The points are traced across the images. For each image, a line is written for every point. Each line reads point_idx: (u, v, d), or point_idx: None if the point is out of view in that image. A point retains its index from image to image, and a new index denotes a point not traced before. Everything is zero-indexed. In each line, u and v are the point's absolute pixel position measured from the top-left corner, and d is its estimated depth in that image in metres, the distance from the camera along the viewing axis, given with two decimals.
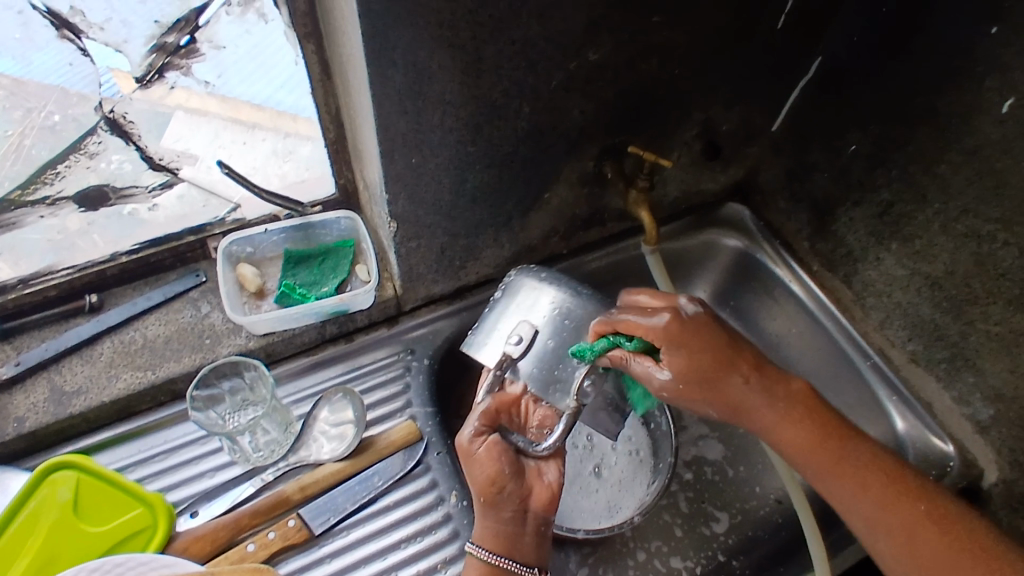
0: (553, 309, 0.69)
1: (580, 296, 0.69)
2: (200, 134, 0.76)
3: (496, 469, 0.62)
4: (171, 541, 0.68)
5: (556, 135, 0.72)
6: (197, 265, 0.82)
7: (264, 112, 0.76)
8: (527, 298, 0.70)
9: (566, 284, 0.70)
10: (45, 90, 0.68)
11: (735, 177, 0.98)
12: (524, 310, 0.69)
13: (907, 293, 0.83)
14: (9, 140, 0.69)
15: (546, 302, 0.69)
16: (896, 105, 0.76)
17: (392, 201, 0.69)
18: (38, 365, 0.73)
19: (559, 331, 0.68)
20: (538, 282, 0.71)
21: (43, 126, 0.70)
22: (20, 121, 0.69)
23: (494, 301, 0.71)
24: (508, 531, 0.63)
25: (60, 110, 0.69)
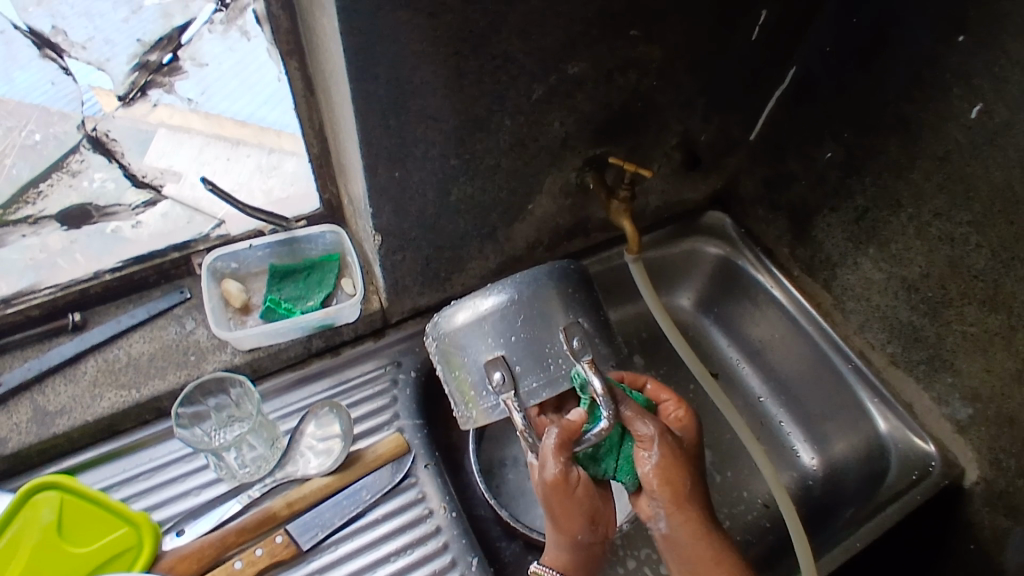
0: (489, 328, 0.62)
1: (496, 291, 0.63)
2: (183, 153, 0.76)
3: (589, 506, 0.62)
4: (158, 560, 0.68)
5: (538, 147, 0.73)
6: (182, 282, 0.82)
7: (247, 128, 0.77)
8: (463, 338, 0.63)
9: (471, 299, 0.64)
10: (22, 111, 0.68)
11: (715, 186, 0.99)
12: (474, 352, 0.63)
13: (885, 296, 0.85)
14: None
15: (477, 323, 0.63)
16: (869, 113, 0.78)
17: (376, 214, 0.69)
18: (21, 386, 0.73)
19: (516, 337, 0.62)
20: (451, 322, 0.64)
21: (23, 146, 0.69)
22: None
23: (444, 370, 0.65)
24: (585, 560, 0.66)
25: (41, 129, 0.69)
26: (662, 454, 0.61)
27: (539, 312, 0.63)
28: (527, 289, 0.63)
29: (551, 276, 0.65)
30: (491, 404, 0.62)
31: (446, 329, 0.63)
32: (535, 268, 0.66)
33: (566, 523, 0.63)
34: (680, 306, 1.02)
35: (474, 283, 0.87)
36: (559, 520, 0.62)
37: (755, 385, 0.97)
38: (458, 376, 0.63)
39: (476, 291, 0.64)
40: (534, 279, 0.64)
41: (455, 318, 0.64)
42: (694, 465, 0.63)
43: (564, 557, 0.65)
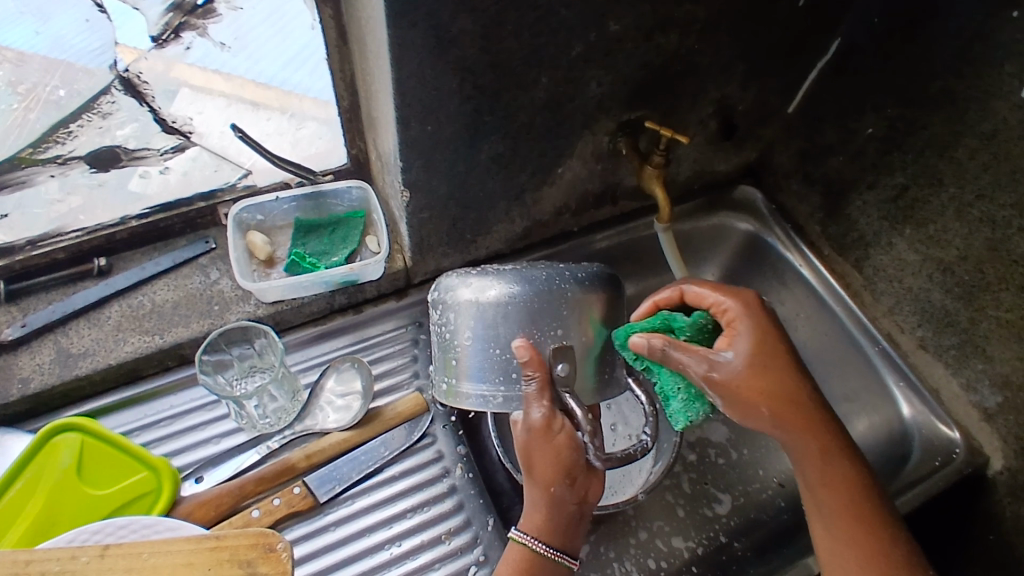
0: (519, 314, 0.60)
1: (528, 282, 0.61)
2: (210, 105, 0.78)
3: (570, 458, 0.60)
4: (176, 505, 0.68)
5: (573, 108, 0.71)
6: (207, 231, 0.81)
7: (270, 91, 0.79)
8: (485, 318, 0.61)
9: (506, 278, 0.61)
10: (48, 65, 0.72)
11: (748, 159, 0.97)
12: (486, 335, 0.61)
13: (918, 278, 0.83)
14: (14, 114, 0.72)
15: (500, 309, 0.60)
16: (915, 88, 0.75)
17: (406, 169, 0.68)
18: (45, 327, 0.73)
19: (539, 332, 0.61)
20: (476, 294, 0.61)
21: (47, 101, 0.72)
22: (23, 97, 0.72)
23: (448, 339, 0.63)
24: (562, 522, 0.63)
25: (65, 84, 0.72)
26: (728, 398, 0.62)
27: (581, 316, 0.62)
28: (565, 290, 0.61)
29: (592, 281, 0.63)
30: (496, 391, 0.61)
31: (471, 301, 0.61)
32: (574, 266, 0.64)
33: (543, 473, 0.60)
34: None
35: (498, 246, 0.86)
36: (535, 472, 0.60)
37: None
38: (470, 355, 0.62)
39: (505, 272, 0.62)
40: (573, 280, 0.62)
41: (480, 294, 0.61)
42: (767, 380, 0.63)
43: (540, 516, 0.63)
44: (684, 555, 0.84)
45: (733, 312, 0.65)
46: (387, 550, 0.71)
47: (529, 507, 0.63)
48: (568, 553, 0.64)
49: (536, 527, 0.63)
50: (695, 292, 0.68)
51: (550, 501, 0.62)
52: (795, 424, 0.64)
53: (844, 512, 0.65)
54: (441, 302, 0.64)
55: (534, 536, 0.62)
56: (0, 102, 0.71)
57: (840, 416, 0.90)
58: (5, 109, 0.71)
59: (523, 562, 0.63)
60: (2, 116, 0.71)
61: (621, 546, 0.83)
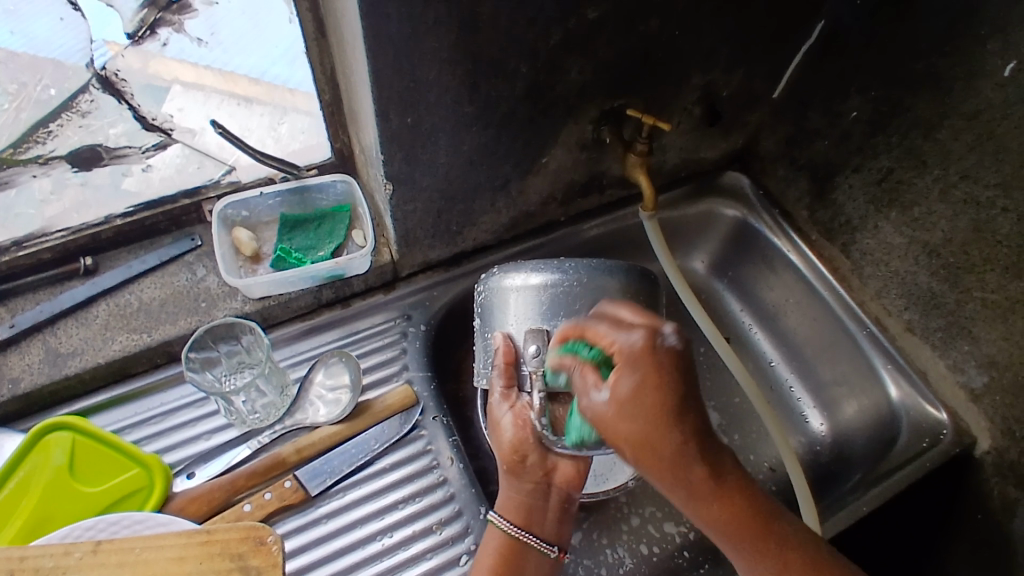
0: (552, 300, 0.63)
1: (564, 272, 0.63)
2: (198, 102, 0.78)
3: (518, 443, 0.64)
4: (168, 501, 0.69)
5: (553, 97, 0.71)
6: (193, 229, 0.81)
7: (258, 86, 0.79)
8: (522, 301, 0.63)
9: (546, 266, 0.64)
10: (39, 65, 0.72)
11: (735, 144, 0.97)
12: (521, 318, 0.63)
13: (905, 261, 0.83)
14: (5, 116, 0.72)
15: (534, 291, 0.63)
16: (897, 70, 0.75)
17: (387, 162, 0.68)
18: (33, 327, 0.73)
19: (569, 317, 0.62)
20: (515, 280, 0.64)
21: (38, 100, 0.73)
22: (14, 97, 0.72)
23: (484, 322, 0.66)
24: (530, 509, 0.66)
25: (56, 83, 0.73)
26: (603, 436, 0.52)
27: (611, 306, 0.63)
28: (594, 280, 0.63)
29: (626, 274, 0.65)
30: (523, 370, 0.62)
31: (502, 287, 0.64)
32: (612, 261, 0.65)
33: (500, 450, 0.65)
34: (695, 269, 1.01)
35: (485, 238, 0.86)
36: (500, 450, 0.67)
37: (766, 350, 0.96)
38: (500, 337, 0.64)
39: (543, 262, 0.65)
40: (607, 270, 0.64)
41: (520, 278, 0.64)
42: (655, 423, 0.49)
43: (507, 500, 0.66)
44: (676, 540, 0.84)
45: (621, 355, 0.51)
46: (379, 541, 0.71)
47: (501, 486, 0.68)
48: (546, 540, 0.66)
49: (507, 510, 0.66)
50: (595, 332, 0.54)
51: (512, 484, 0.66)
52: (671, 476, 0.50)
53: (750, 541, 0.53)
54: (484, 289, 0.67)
55: (501, 516, 0.66)
56: None
57: (828, 400, 0.91)
58: None
59: (501, 550, 0.65)
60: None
61: (613, 533, 0.84)
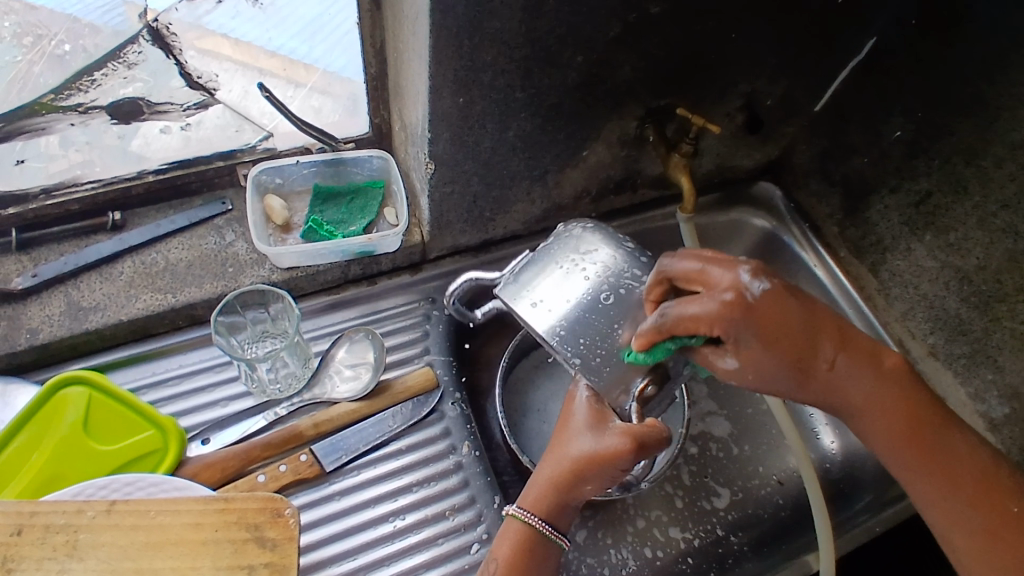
0: (605, 284, 0.58)
1: (634, 264, 0.59)
2: (220, 62, 0.79)
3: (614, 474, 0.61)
4: (182, 465, 0.68)
5: (604, 90, 0.70)
6: (223, 192, 0.80)
7: (274, 59, 0.80)
8: (576, 267, 0.59)
9: (623, 253, 0.60)
10: (56, 20, 0.74)
11: (770, 155, 0.96)
12: (566, 276, 0.59)
13: (934, 285, 0.83)
14: (18, 67, 0.73)
15: (588, 264, 0.59)
16: (947, 94, 0.75)
17: (433, 141, 0.67)
18: (56, 279, 0.72)
19: (608, 309, 0.57)
20: (585, 244, 0.61)
21: (51, 55, 0.74)
22: (28, 50, 0.73)
23: (533, 257, 0.62)
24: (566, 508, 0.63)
25: (71, 40, 0.74)
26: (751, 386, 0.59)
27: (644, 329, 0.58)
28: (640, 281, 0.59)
29: None
30: (540, 315, 0.58)
31: (568, 244, 0.61)
32: None
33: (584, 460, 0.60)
34: None
35: (515, 227, 0.85)
36: (579, 469, 0.60)
37: None
38: (538, 278, 0.60)
39: (620, 248, 0.61)
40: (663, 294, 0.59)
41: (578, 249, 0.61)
42: (789, 354, 0.57)
43: (536, 498, 0.62)
44: (680, 546, 0.84)
45: (722, 325, 0.54)
46: (390, 523, 0.71)
47: (539, 484, 0.62)
48: (558, 530, 0.62)
49: (534, 505, 0.62)
50: (683, 318, 0.54)
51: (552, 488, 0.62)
52: (869, 366, 0.60)
53: (914, 462, 0.60)
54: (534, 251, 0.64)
55: (537, 517, 0.62)
56: (5, 55, 0.72)
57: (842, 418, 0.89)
58: (10, 61, 0.72)
59: (522, 540, 0.62)
60: (5, 69, 0.72)
61: (618, 533, 0.84)
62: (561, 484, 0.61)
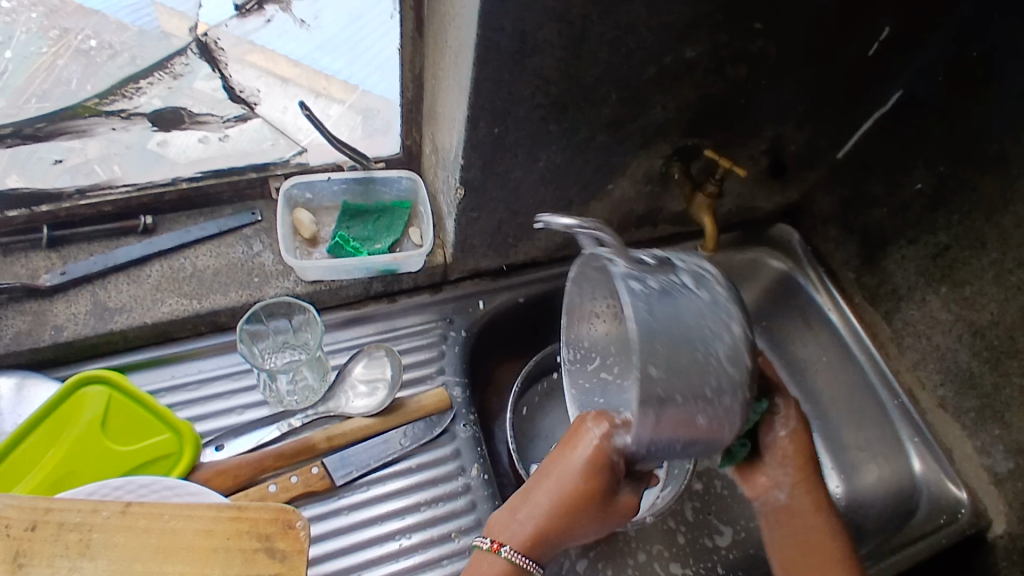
0: (720, 343, 0.50)
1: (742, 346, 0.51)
2: (267, 74, 0.77)
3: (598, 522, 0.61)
4: (195, 471, 0.68)
5: (635, 128, 0.72)
6: (254, 204, 0.81)
7: (302, 68, 0.77)
8: (696, 305, 0.51)
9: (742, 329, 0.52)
10: (84, 13, 0.70)
11: (790, 198, 0.98)
12: (674, 305, 0.50)
13: (947, 337, 0.84)
14: (42, 59, 0.70)
15: (706, 310, 0.51)
16: (968, 151, 0.77)
17: (465, 167, 0.68)
18: (84, 278, 0.73)
19: (699, 363, 0.49)
20: (709, 292, 0.53)
21: (77, 49, 0.70)
22: (54, 42, 0.70)
23: (648, 264, 0.53)
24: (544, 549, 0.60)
25: (98, 35, 0.71)
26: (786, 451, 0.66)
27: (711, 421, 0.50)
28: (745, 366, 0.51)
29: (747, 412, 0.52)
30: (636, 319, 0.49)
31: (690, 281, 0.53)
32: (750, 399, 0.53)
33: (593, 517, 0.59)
34: None
35: (536, 254, 0.86)
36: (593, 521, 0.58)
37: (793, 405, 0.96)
38: (649, 286, 0.51)
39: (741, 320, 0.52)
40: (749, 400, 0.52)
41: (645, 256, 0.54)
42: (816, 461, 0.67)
43: (535, 543, 0.58)
44: None
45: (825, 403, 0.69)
46: (396, 541, 0.71)
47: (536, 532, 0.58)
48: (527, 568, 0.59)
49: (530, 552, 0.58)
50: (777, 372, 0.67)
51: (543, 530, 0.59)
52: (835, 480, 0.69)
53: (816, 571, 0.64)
54: (654, 261, 0.54)
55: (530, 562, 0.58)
56: (30, 45, 0.69)
57: (848, 464, 0.90)
58: (34, 53, 0.69)
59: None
60: (29, 60, 0.69)
61: (619, 564, 0.84)
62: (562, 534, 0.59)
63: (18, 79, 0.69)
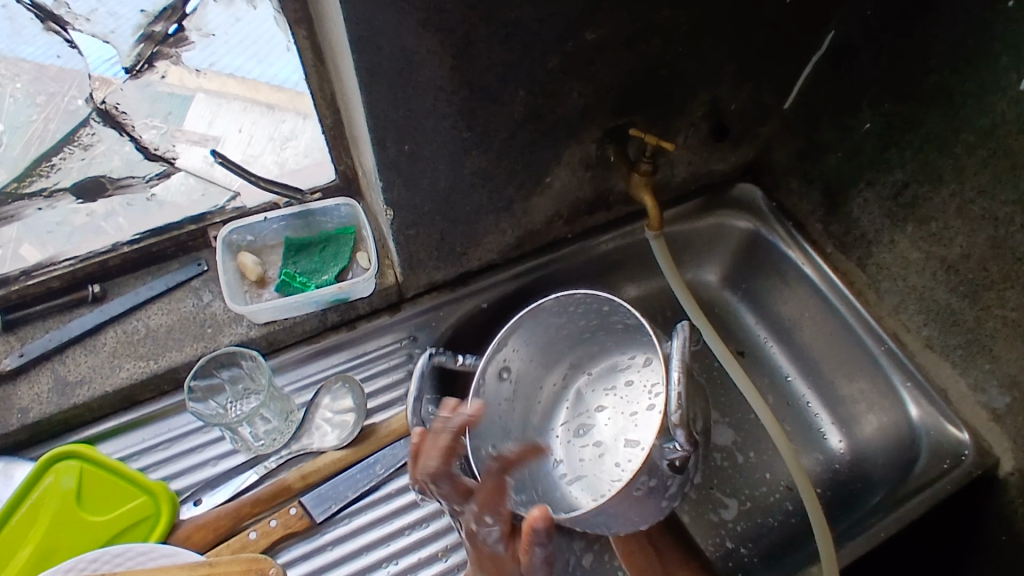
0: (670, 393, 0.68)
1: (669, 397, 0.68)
2: (213, 112, 0.79)
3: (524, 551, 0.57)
4: (174, 529, 0.69)
5: (555, 119, 0.70)
6: (200, 254, 0.82)
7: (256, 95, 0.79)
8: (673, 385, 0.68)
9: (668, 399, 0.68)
10: (65, 77, 0.72)
11: (747, 156, 0.94)
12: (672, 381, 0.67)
13: (922, 276, 0.80)
14: (34, 126, 0.74)
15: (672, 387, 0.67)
16: (909, 84, 0.73)
17: (387, 189, 0.67)
18: (42, 356, 0.74)
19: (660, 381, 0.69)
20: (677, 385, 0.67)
21: (66, 111, 0.74)
22: (43, 108, 0.73)
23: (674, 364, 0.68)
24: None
25: (82, 95, 0.73)
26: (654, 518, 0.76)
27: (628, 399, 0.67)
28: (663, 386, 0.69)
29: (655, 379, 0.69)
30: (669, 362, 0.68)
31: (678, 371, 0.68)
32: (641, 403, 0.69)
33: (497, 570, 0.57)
34: (706, 282, 0.99)
35: (491, 257, 0.85)
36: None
37: (782, 363, 0.94)
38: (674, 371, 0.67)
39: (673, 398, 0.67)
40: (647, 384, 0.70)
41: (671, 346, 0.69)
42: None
43: None
44: None
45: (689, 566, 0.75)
46: (385, 568, 0.71)
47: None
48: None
49: None
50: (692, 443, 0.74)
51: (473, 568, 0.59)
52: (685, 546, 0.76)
53: None
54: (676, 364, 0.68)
55: None
56: (21, 114, 0.73)
57: (847, 417, 0.88)
58: (25, 121, 0.73)
59: None
60: (22, 128, 0.73)
61: None
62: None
63: (15, 149, 0.74)
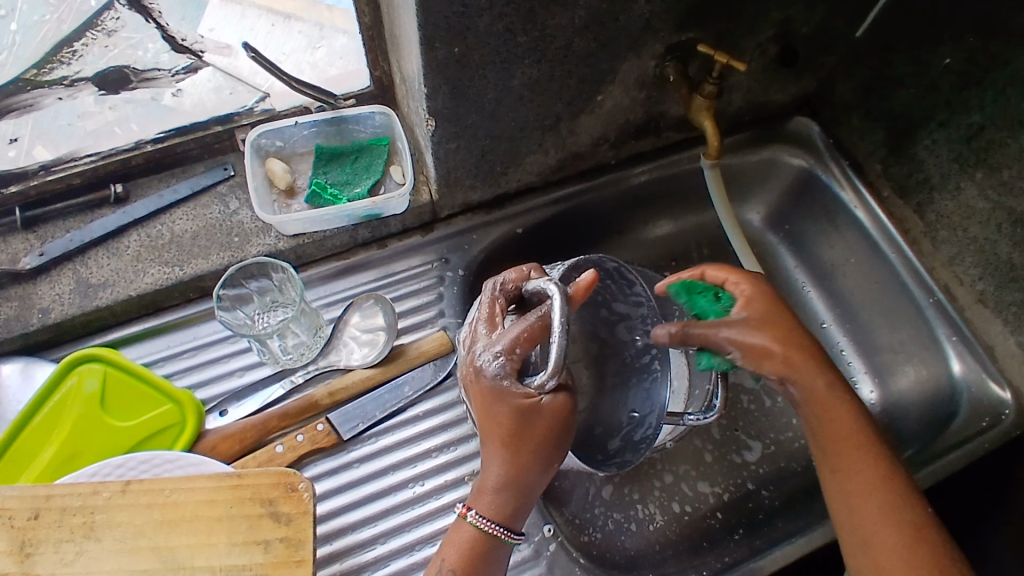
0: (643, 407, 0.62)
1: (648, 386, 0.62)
2: (236, 15, 0.77)
3: (562, 435, 0.54)
4: (199, 440, 0.68)
5: (616, 28, 0.64)
6: (226, 158, 0.78)
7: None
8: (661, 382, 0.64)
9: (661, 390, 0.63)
10: None
11: (808, 88, 0.88)
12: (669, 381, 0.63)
13: (985, 228, 0.76)
14: (46, 26, 0.72)
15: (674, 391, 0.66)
16: (1004, 13, 0.67)
17: (431, 96, 0.63)
18: (63, 257, 0.71)
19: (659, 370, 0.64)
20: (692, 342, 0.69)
21: (77, 11, 0.73)
22: (56, 8, 0.73)
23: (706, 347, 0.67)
24: (524, 506, 0.56)
25: None
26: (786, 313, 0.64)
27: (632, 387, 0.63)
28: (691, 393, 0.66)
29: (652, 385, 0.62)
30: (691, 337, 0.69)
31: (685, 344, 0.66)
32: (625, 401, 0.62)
33: (521, 442, 0.53)
34: (749, 222, 0.94)
35: (530, 179, 0.81)
36: (522, 458, 0.54)
37: (819, 309, 0.91)
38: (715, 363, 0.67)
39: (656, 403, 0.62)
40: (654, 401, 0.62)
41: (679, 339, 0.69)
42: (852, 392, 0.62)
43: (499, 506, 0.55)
44: (708, 500, 0.81)
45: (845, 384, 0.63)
46: (410, 489, 0.70)
47: (493, 489, 0.55)
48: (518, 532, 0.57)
49: (491, 513, 0.55)
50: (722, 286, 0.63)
51: (510, 487, 0.55)
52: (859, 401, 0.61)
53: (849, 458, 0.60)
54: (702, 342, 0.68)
55: (491, 523, 0.55)
56: (34, 13, 0.72)
57: (881, 368, 0.86)
58: (38, 20, 0.72)
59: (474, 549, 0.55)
60: (34, 27, 0.72)
61: (645, 488, 0.81)
62: (512, 478, 0.55)
63: (27, 49, 0.72)
